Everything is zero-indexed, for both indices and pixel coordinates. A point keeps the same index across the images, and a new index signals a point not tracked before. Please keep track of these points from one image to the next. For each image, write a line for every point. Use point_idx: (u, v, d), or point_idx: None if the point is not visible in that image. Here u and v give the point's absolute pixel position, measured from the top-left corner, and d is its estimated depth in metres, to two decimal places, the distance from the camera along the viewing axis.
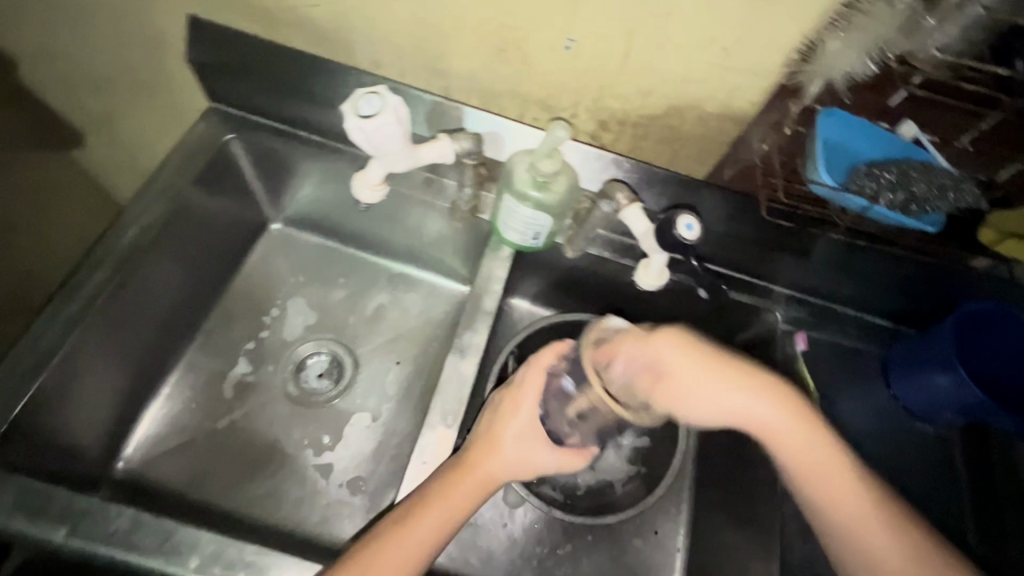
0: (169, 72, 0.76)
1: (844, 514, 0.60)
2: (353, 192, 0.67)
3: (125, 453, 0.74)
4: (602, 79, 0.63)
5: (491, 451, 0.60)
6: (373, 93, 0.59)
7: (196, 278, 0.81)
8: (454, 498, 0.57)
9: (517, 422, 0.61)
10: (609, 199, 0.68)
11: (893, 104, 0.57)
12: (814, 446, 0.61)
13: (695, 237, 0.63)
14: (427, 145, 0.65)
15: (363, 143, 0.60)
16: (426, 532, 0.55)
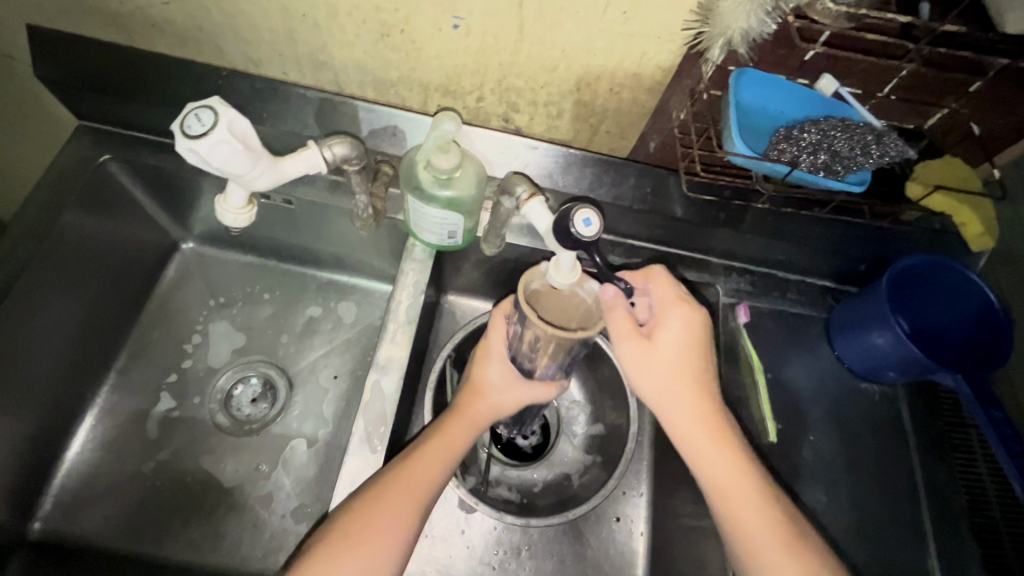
0: (26, 91, 0.69)
1: (740, 523, 0.54)
2: (217, 220, 0.60)
3: (42, 511, 0.69)
4: (500, 58, 0.57)
5: (476, 397, 0.63)
6: (202, 107, 0.50)
7: (97, 316, 0.75)
8: (447, 442, 0.59)
9: (495, 369, 0.63)
10: (509, 194, 0.60)
11: (807, 61, 0.53)
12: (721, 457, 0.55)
13: (597, 234, 0.49)
14: (291, 157, 0.57)
15: (206, 166, 0.53)
16: (429, 473, 0.56)
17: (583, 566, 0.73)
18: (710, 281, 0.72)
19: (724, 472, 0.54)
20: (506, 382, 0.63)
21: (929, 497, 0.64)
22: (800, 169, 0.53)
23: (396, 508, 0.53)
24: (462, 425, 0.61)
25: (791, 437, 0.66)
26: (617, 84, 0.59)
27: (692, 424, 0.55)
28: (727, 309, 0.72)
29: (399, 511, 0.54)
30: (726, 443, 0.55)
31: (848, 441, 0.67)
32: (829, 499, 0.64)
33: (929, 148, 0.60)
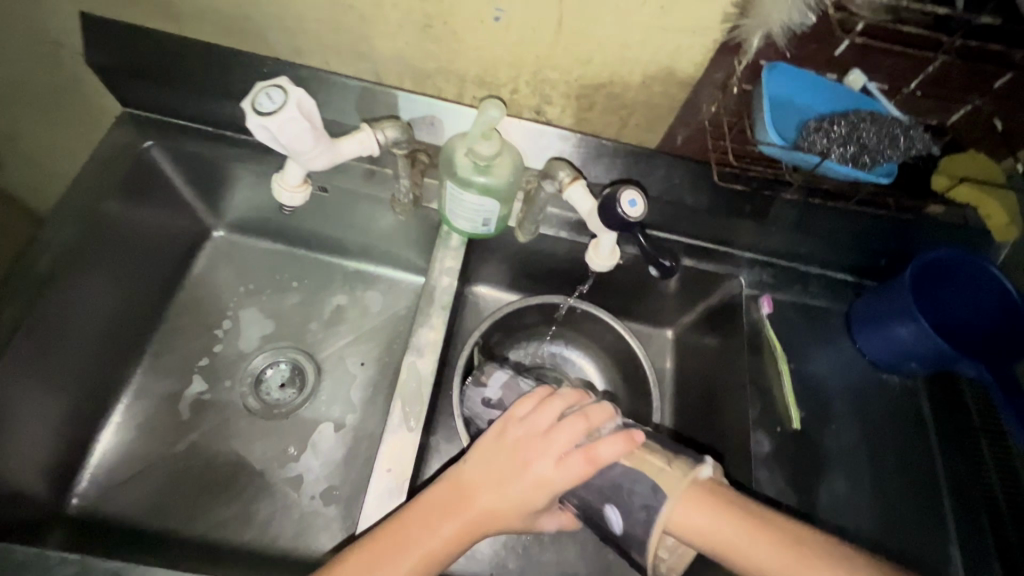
0: (74, 77, 0.71)
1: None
2: (273, 196, 0.63)
3: (80, 488, 0.71)
4: (537, 50, 0.59)
5: (478, 488, 0.52)
6: (273, 86, 0.53)
7: (133, 299, 0.76)
8: (431, 542, 0.50)
9: (522, 480, 0.51)
10: (551, 178, 0.64)
11: (838, 55, 0.55)
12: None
13: (640, 215, 0.57)
14: (346, 139, 0.60)
15: (272, 143, 0.55)
16: (402, 572, 0.49)
17: (605, 553, 0.74)
18: (734, 272, 0.73)
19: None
20: (530, 502, 0.51)
21: (949, 486, 0.66)
22: (830, 159, 0.55)
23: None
24: (454, 521, 0.51)
25: (814, 426, 0.67)
26: (649, 77, 0.61)
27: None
28: (749, 300, 0.73)
29: None
30: None
31: (870, 431, 0.68)
32: (853, 487, 0.65)
33: (953, 144, 0.61)
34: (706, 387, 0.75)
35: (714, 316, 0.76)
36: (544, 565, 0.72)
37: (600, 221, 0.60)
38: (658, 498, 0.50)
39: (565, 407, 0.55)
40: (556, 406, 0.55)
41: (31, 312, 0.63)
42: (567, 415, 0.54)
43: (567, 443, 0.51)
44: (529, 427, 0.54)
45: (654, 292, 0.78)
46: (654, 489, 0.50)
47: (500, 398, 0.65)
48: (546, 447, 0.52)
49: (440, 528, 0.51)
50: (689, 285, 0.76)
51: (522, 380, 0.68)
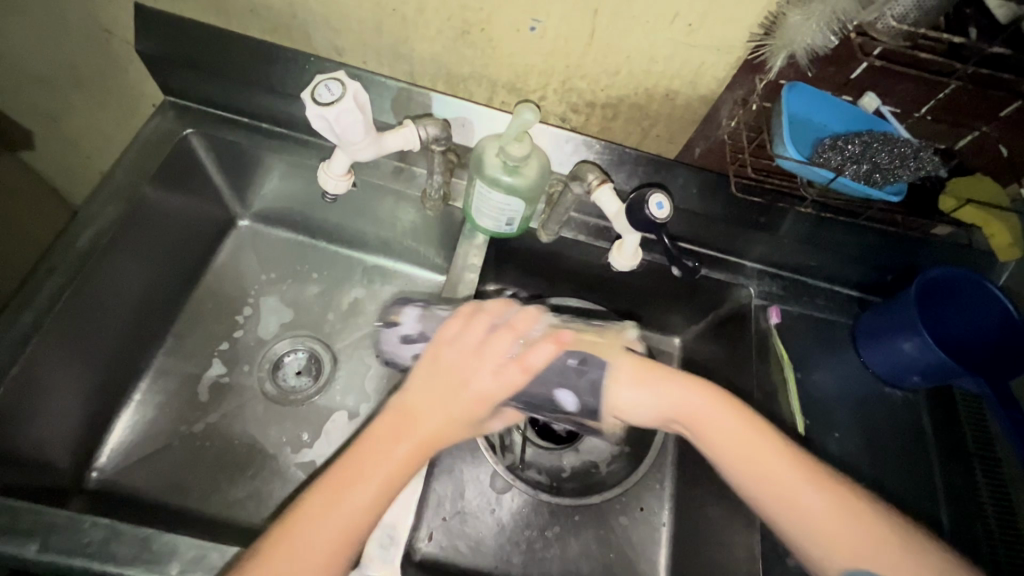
0: (122, 65, 0.75)
1: (802, 501, 0.55)
2: (318, 183, 0.66)
3: (98, 463, 0.72)
4: (568, 61, 0.62)
5: (422, 411, 0.52)
6: (332, 78, 0.56)
7: (162, 280, 0.78)
8: (385, 467, 0.50)
9: (462, 395, 0.52)
10: (579, 180, 0.66)
11: (855, 77, 0.58)
12: (761, 450, 0.57)
13: (667, 217, 0.60)
14: (391, 133, 0.63)
15: (326, 131, 0.58)
16: (369, 497, 0.49)
17: (607, 552, 0.74)
18: (744, 283, 0.76)
19: (774, 458, 0.57)
20: (475, 414, 0.52)
21: (949, 499, 0.68)
22: (844, 176, 0.58)
23: (328, 542, 0.48)
24: (408, 442, 0.51)
25: (818, 433, 0.69)
26: (673, 90, 0.64)
27: (727, 427, 0.58)
28: (758, 309, 0.75)
29: (324, 545, 0.47)
30: (754, 427, 0.58)
31: (873, 441, 0.70)
32: None
33: (959, 167, 0.65)
34: None
35: (723, 323, 0.78)
36: (547, 562, 0.72)
37: (627, 221, 0.63)
38: (597, 366, 0.57)
39: (491, 322, 0.55)
40: (483, 322, 0.55)
41: (70, 286, 0.65)
42: (497, 330, 0.54)
43: (495, 346, 0.53)
44: (461, 346, 0.54)
45: (665, 298, 0.80)
46: (592, 360, 0.57)
47: (420, 332, 0.59)
48: (481, 361, 0.53)
49: (392, 454, 0.51)
50: (700, 295, 0.78)
51: (436, 307, 0.61)
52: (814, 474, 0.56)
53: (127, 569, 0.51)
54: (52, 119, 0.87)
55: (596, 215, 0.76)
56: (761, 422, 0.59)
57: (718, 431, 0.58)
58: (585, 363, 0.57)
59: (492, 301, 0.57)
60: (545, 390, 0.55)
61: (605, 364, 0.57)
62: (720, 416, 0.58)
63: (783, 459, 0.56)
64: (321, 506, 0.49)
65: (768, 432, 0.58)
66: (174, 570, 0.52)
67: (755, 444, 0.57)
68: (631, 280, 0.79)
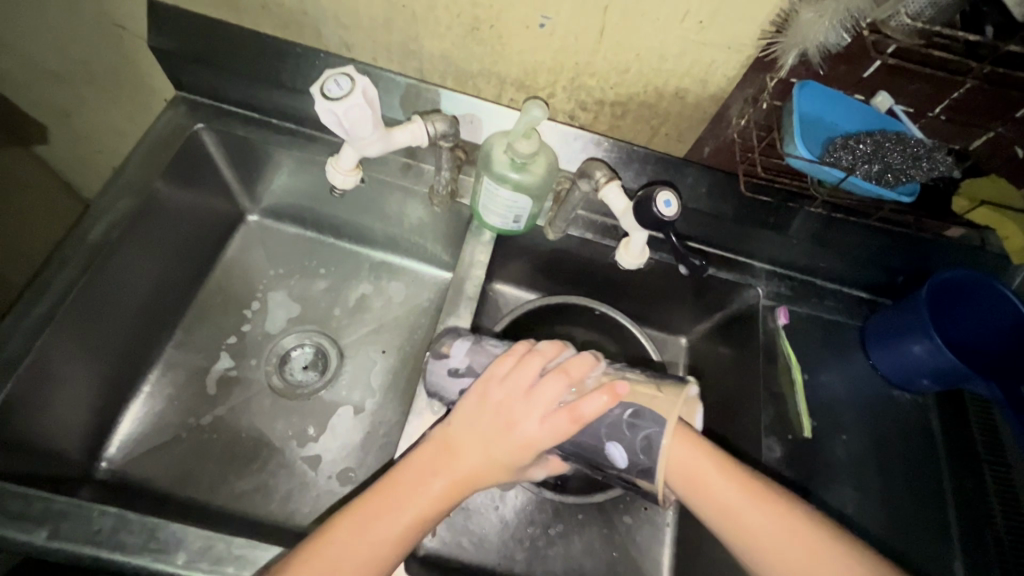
0: (135, 61, 0.76)
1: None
2: (326, 177, 0.66)
3: (108, 453, 0.73)
4: (577, 58, 0.62)
5: (462, 447, 0.52)
6: (341, 73, 0.56)
7: (173, 274, 0.79)
8: (423, 500, 0.50)
9: (507, 436, 0.51)
10: (587, 177, 0.65)
11: (867, 76, 0.58)
12: (762, 518, 0.50)
13: (674, 215, 0.60)
14: (399, 128, 0.63)
15: (335, 126, 0.58)
16: (398, 528, 0.49)
17: (610, 550, 0.74)
18: (753, 283, 0.75)
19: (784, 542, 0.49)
20: (517, 458, 0.51)
21: (958, 503, 0.67)
22: (855, 175, 0.57)
23: (353, 570, 0.47)
24: (445, 478, 0.51)
25: (825, 434, 0.69)
26: (683, 88, 0.63)
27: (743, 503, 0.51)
28: (766, 310, 0.75)
29: (349, 572, 0.47)
30: (770, 503, 0.50)
31: (881, 444, 0.69)
32: (861, 498, 0.66)
33: (973, 168, 0.64)
34: (720, 393, 0.76)
35: (730, 323, 0.78)
36: (550, 559, 0.72)
37: (634, 219, 0.63)
38: (654, 423, 0.52)
39: (544, 365, 0.54)
40: (535, 363, 0.53)
41: (82, 278, 0.66)
42: (548, 373, 0.53)
43: (547, 391, 0.51)
44: (509, 386, 0.53)
45: (671, 297, 0.80)
46: (649, 415, 0.53)
47: (469, 366, 0.60)
48: (530, 405, 0.51)
49: (431, 486, 0.51)
50: (707, 294, 0.78)
51: (488, 341, 0.61)
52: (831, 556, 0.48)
53: (134, 559, 0.52)
54: (67, 114, 0.88)
55: (604, 213, 0.76)
56: (759, 486, 0.52)
57: (733, 513, 0.51)
58: (640, 416, 0.53)
59: (547, 342, 0.56)
60: (592, 440, 0.54)
61: (665, 421, 0.52)
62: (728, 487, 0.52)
63: (803, 548, 0.48)
64: (356, 528, 0.49)
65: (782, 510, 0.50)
66: (181, 560, 0.52)
67: (765, 525, 0.49)
68: (638, 279, 0.78)
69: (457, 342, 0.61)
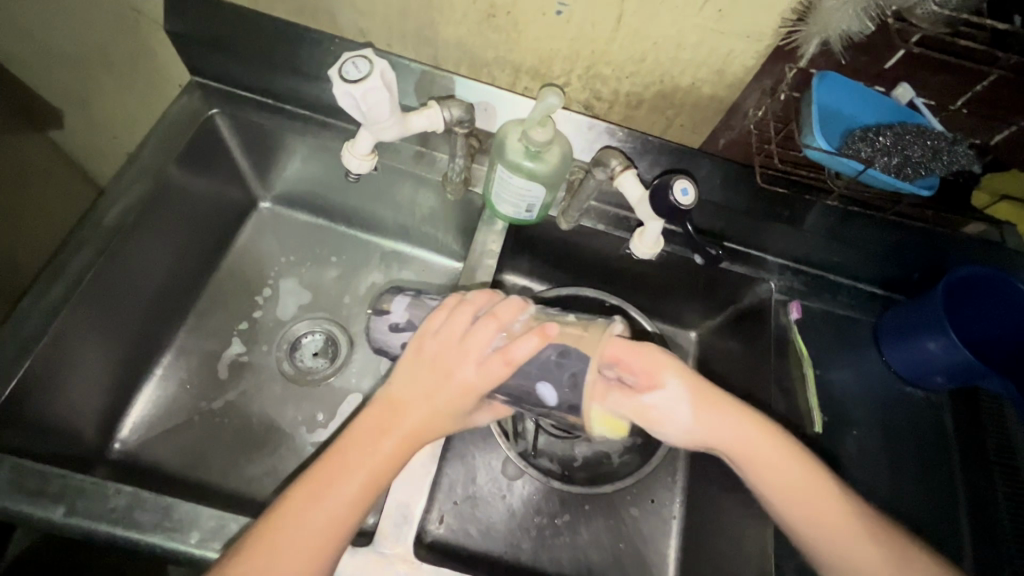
0: (151, 46, 0.76)
1: (775, 483, 0.58)
2: (341, 161, 0.66)
3: (121, 434, 0.74)
4: (593, 46, 0.61)
5: (406, 409, 0.52)
6: (359, 55, 0.56)
7: (186, 259, 0.80)
8: (374, 460, 0.51)
9: (446, 385, 0.52)
10: (602, 166, 0.65)
11: (890, 66, 0.57)
12: (750, 434, 0.60)
13: (692, 203, 0.59)
14: (415, 113, 0.63)
15: (352, 109, 0.58)
16: (353, 490, 0.50)
17: (617, 542, 0.74)
18: (765, 278, 0.75)
19: (767, 455, 0.59)
20: (459, 405, 0.52)
21: (969, 501, 0.66)
22: (873, 168, 0.56)
23: (317, 535, 0.48)
24: (393, 438, 0.52)
25: (835, 430, 0.68)
26: (700, 78, 0.63)
27: (738, 437, 0.59)
28: (778, 305, 0.74)
29: (305, 540, 0.48)
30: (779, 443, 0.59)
31: (892, 441, 0.69)
32: (873, 495, 0.65)
33: (994, 163, 0.63)
34: (730, 388, 0.76)
35: (742, 318, 0.77)
36: (556, 549, 0.72)
37: (650, 208, 0.62)
38: (580, 362, 0.53)
39: (474, 314, 0.54)
40: (466, 313, 0.54)
41: (98, 261, 0.66)
42: (479, 321, 0.53)
43: (479, 337, 0.52)
44: (444, 340, 0.53)
45: (683, 290, 0.80)
46: (575, 353, 0.53)
47: (409, 320, 0.60)
48: (463, 351, 0.52)
49: (381, 445, 0.51)
50: (719, 288, 0.77)
51: (427, 296, 0.62)
52: (796, 459, 0.59)
53: (149, 536, 0.53)
54: (82, 99, 0.89)
55: (617, 204, 0.76)
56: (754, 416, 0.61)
57: (745, 446, 0.59)
58: (565, 356, 0.53)
59: (476, 292, 0.57)
60: (525, 383, 0.54)
61: (590, 358, 0.53)
62: (736, 423, 0.60)
63: (809, 475, 0.59)
64: (311, 497, 0.50)
65: (767, 430, 0.60)
66: (193, 539, 0.53)
67: (746, 438, 0.59)
68: (650, 271, 0.78)
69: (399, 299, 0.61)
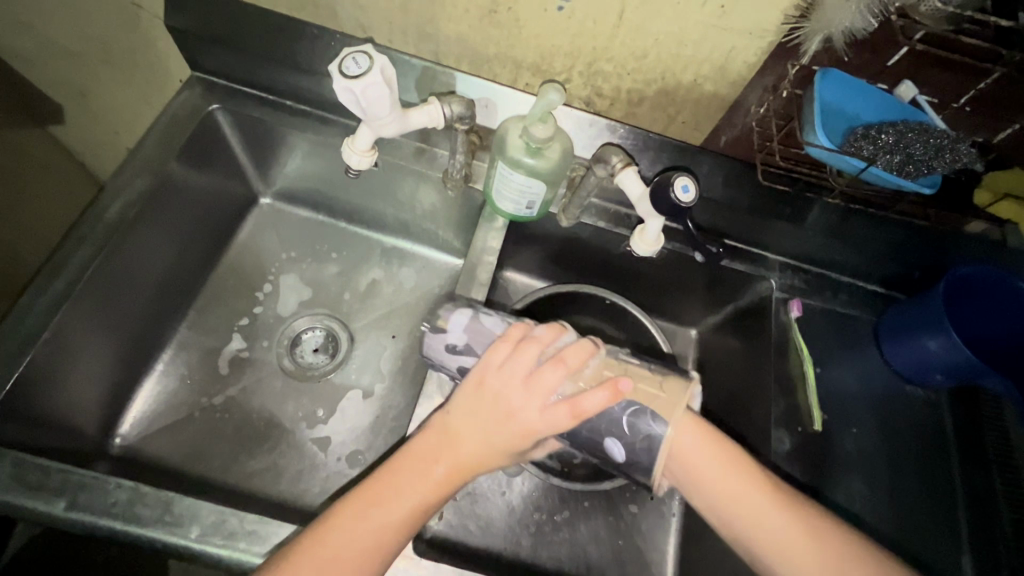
0: (151, 41, 0.76)
1: (763, 535, 0.52)
2: (341, 158, 0.66)
3: (122, 429, 0.74)
4: (594, 43, 0.61)
5: (463, 436, 0.51)
6: (359, 51, 0.56)
7: (187, 255, 0.80)
8: (426, 486, 0.50)
9: (506, 426, 0.51)
10: (603, 162, 0.65)
11: (892, 63, 0.57)
12: (740, 487, 0.54)
13: (692, 201, 0.59)
14: (416, 109, 0.63)
15: (352, 105, 0.58)
16: (404, 513, 0.50)
17: (616, 538, 0.74)
18: (766, 276, 0.75)
19: (758, 512, 0.53)
20: (517, 446, 0.51)
21: (967, 499, 0.66)
22: (875, 166, 0.56)
23: (361, 557, 0.47)
24: (446, 465, 0.51)
25: (834, 428, 0.68)
26: (701, 75, 0.62)
27: (740, 489, 0.54)
28: (779, 302, 0.74)
29: (351, 561, 0.47)
30: (783, 505, 0.53)
31: (891, 440, 0.69)
32: (871, 492, 0.65)
33: (996, 162, 0.62)
34: (730, 386, 0.76)
35: (742, 315, 0.77)
36: (555, 546, 0.72)
37: (651, 205, 0.62)
38: (656, 422, 0.52)
39: (541, 352, 0.53)
40: (533, 352, 0.53)
41: (98, 256, 0.66)
42: (545, 362, 0.52)
43: (547, 383, 0.51)
44: (508, 376, 0.52)
45: (684, 288, 0.80)
46: (650, 415, 0.52)
47: (467, 343, 0.58)
48: (529, 393, 0.51)
49: (433, 472, 0.51)
50: (720, 285, 0.77)
51: (485, 315, 0.59)
52: (794, 513, 0.53)
53: (149, 531, 0.53)
54: (83, 94, 0.89)
55: (618, 201, 0.76)
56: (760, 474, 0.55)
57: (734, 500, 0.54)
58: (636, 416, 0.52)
59: (544, 328, 0.56)
60: (589, 433, 0.54)
61: (668, 421, 0.52)
62: (740, 480, 0.55)
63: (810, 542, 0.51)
64: (360, 513, 0.49)
65: (766, 485, 0.54)
66: (194, 534, 0.53)
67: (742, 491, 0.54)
68: (652, 268, 0.78)
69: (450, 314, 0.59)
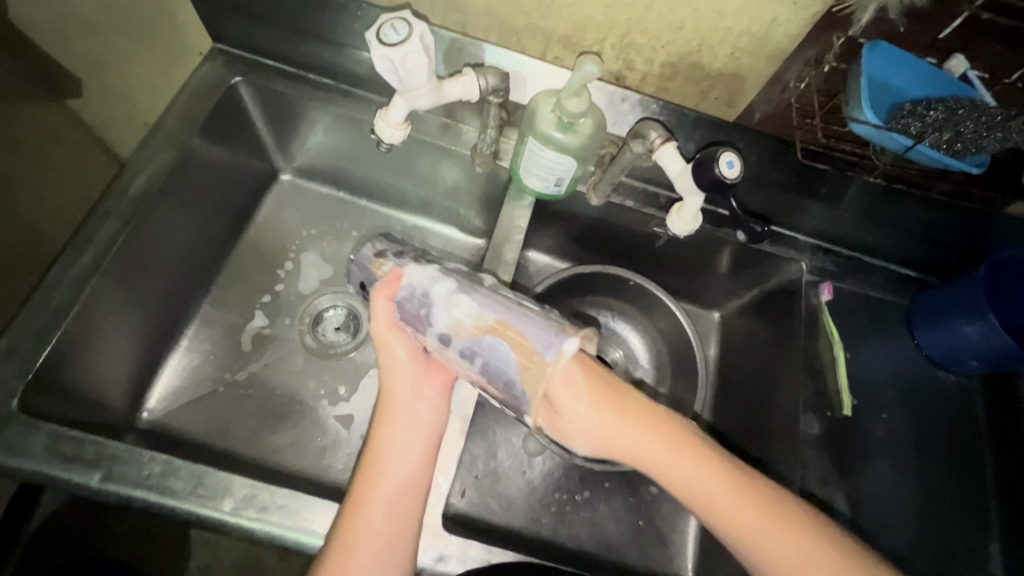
0: (172, 11, 0.74)
1: (723, 511, 0.50)
2: (374, 130, 0.65)
3: (148, 404, 0.75)
4: (630, 12, 0.58)
5: (384, 434, 0.53)
6: (399, 17, 0.54)
7: (208, 232, 0.79)
8: (407, 432, 0.53)
9: (399, 365, 0.55)
10: (641, 139, 0.62)
11: (946, 35, 0.54)
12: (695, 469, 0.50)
13: (737, 176, 0.58)
14: (451, 81, 0.62)
15: (389, 73, 0.57)
16: (397, 466, 0.52)
17: (636, 519, 0.74)
18: (795, 257, 0.74)
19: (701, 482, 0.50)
20: (428, 365, 0.56)
21: (997, 485, 0.66)
22: (923, 144, 0.55)
23: (386, 516, 0.50)
24: (409, 406, 0.54)
25: (863, 413, 0.67)
26: (739, 49, 0.60)
27: (698, 476, 0.50)
28: (809, 285, 0.73)
29: (373, 523, 0.50)
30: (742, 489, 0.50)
31: (921, 425, 0.68)
32: (899, 476, 0.65)
33: None
34: (754, 370, 0.75)
35: (770, 298, 0.76)
36: (576, 524, 0.72)
37: (692, 181, 0.60)
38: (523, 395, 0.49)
39: (395, 306, 0.54)
40: (388, 307, 0.54)
41: (123, 231, 0.66)
42: (400, 314, 0.54)
43: (396, 314, 0.54)
44: (388, 337, 0.55)
45: (709, 269, 0.79)
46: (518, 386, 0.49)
47: (365, 277, 0.62)
48: (393, 335, 0.55)
49: (399, 415, 0.54)
50: (746, 267, 0.76)
51: (371, 246, 0.62)
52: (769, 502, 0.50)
53: (183, 503, 0.54)
54: (99, 65, 0.87)
55: (646, 180, 0.74)
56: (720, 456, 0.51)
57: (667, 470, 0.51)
58: (512, 387, 0.49)
59: (385, 283, 0.55)
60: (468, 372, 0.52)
61: (533, 395, 0.48)
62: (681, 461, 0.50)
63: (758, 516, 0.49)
64: (366, 487, 0.51)
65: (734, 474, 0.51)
66: (227, 507, 0.54)
67: (697, 475, 0.50)
68: (678, 248, 0.76)
69: (393, 259, 0.58)
